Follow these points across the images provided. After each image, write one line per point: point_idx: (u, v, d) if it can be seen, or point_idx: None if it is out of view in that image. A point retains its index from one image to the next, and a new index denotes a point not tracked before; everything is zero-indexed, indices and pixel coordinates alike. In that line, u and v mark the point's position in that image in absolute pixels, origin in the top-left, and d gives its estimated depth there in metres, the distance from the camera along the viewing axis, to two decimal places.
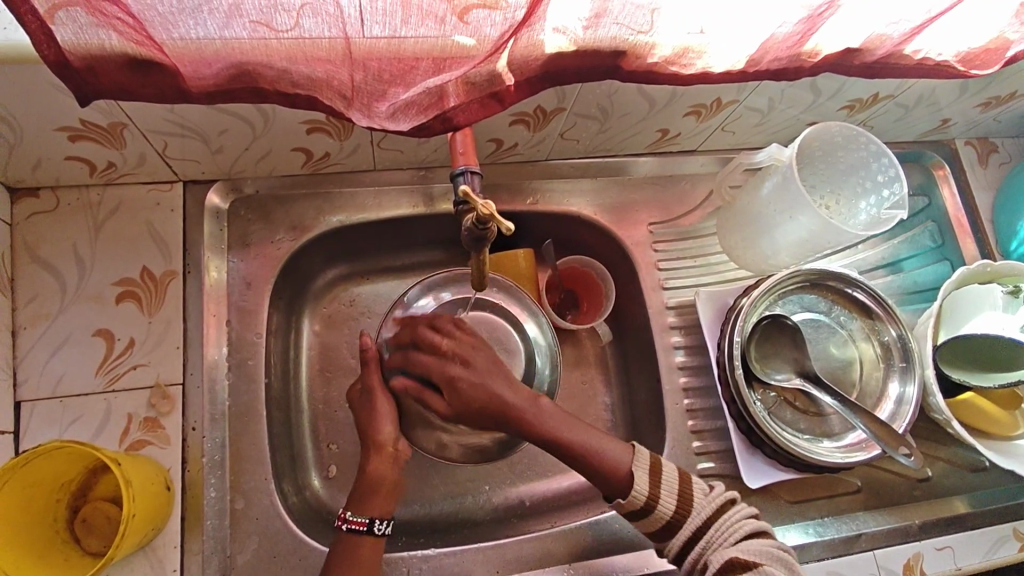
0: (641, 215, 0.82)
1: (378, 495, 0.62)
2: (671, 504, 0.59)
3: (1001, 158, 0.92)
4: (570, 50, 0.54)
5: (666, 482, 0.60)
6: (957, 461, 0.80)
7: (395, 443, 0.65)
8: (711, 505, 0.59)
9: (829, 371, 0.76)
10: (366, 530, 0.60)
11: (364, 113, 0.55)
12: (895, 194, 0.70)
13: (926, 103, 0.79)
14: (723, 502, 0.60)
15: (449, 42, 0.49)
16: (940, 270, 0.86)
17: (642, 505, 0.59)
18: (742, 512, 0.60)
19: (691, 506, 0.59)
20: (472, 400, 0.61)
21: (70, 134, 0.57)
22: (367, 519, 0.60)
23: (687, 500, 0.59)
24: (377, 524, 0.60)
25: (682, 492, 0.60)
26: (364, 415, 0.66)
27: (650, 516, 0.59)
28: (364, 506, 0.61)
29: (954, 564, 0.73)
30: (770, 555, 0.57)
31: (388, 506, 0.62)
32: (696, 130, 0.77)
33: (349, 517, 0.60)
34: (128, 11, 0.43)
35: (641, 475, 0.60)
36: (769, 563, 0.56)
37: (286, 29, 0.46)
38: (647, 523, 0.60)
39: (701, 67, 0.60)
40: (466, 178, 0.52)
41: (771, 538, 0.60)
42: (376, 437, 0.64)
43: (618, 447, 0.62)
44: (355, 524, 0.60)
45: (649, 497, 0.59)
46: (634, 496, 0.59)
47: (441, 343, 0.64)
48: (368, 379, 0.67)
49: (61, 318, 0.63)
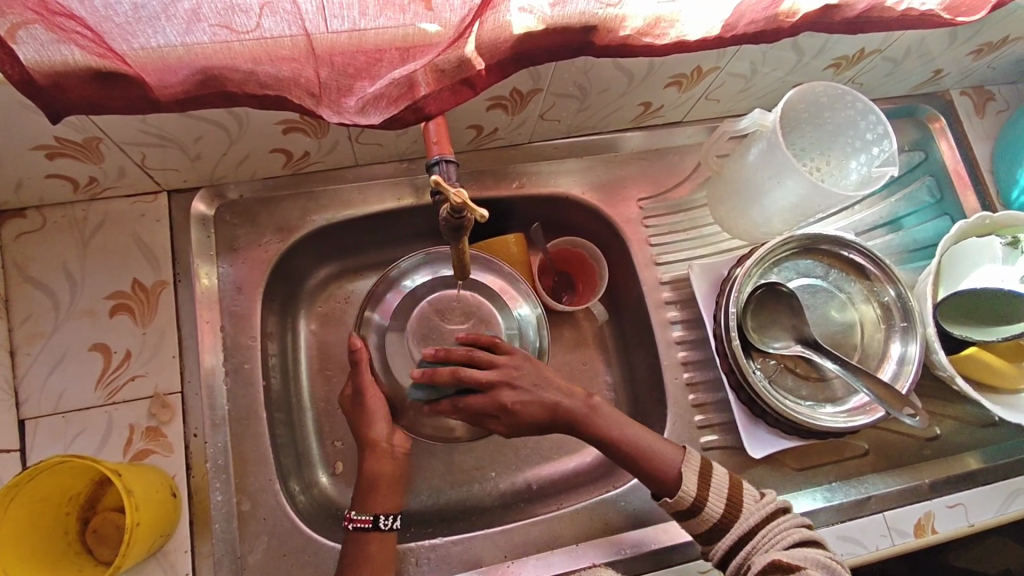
0: (630, 191, 0.81)
1: (379, 492, 0.63)
2: (720, 507, 0.60)
3: (998, 106, 0.89)
4: (539, 29, 0.53)
5: (714, 486, 0.61)
6: (968, 418, 0.78)
7: (388, 439, 0.65)
8: (761, 511, 0.60)
9: (829, 336, 0.75)
10: (373, 527, 0.61)
11: (334, 110, 0.54)
12: (886, 151, 0.68)
13: (916, 55, 0.76)
14: (774, 509, 0.61)
15: (412, 30, 0.49)
16: (940, 225, 0.84)
17: (690, 504, 0.60)
18: (793, 520, 0.60)
19: (740, 511, 0.60)
20: (531, 419, 0.62)
21: (48, 152, 0.58)
22: (372, 516, 0.62)
23: (736, 504, 0.60)
24: (382, 519, 0.61)
25: (731, 498, 0.61)
26: (355, 415, 0.66)
27: (698, 516, 0.60)
28: (369, 504, 0.63)
29: (967, 520, 0.73)
30: (815, 561, 0.56)
31: (393, 501, 0.64)
32: (680, 101, 0.76)
33: (354, 516, 0.62)
34: (86, 25, 0.43)
35: (690, 475, 0.61)
36: (812, 568, 0.56)
37: (248, 30, 0.46)
38: (694, 524, 0.61)
39: (676, 36, 0.58)
40: (441, 167, 0.51)
41: (823, 549, 0.59)
42: (368, 436, 0.65)
43: (666, 449, 0.63)
44: (360, 522, 0.61)
45: (698, 496, 0.60)
46: (682, 495, 0.60)
47: (485, 377, 0.61)
48: (358, 377, 0.66)
49: (57, 335, 0.63)
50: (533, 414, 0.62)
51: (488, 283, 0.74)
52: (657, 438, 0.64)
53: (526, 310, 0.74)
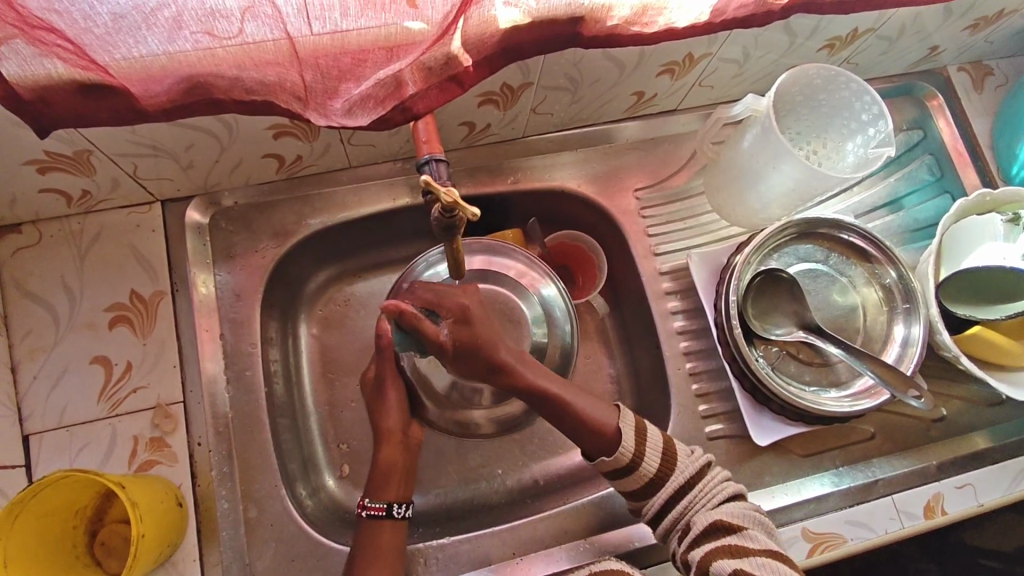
0: (626, 182, 0.80)
1: (391, 481, 0.65)
2: (656, 462, 0.60)
3: (997, 81, 0.88)
4: (525, 23, 0.53)
5: (651, 442, 0.61)
6: (974, 398, 0.78)
7: (404, 430, 0.67)
8: (695, 464, 0.61)
9: (831, 320, 0.75)
10: (387, 514, 0.62)
11: (321, 113, 0.54)
12: (882, 131, 0.67)
13: (911, 32, 0.75)
14: (704, 462, 0.62)
15: (395, 29, 0.48)
16: (941, 204, 0.84)
17: (628, 461, 0.61)
18: (721, 473, 0.62)
19: (676, 465, 0.61)
20: (479, 336, 0.61)
21: (39, 167, 0.57)
22: (386, 505, 0.63)
23: (670, 459, 0.61)
24: (396, 507, 0.63)
25: (666, 451, 0.61)
26: (375, 401, 0.68)
27: (634, 474, 0.61)
28: (380, 493, 0.64)
29: (976, 501, 0.73)
30: (751, 518, 0.59)
31: (403, 492, 0.65)
32: (673, 89, 0.75)
33: (368, 504, 0.63)
34: (66, 38, 0.43)
35: (627, 433, 0.61)
36: (751, 525, 0.58)
37: (230, 36, 0.46)
38: (629, 482, 0.61)
39: (664, 24, 0.58)
40: (432, 166, 0.51)
41: (746, 501, 0.62)
42: (382, 428, 0.66)
43: (602, 410, 0.63)
44: (374, 510, 0.62)
45: (636, 454, 0.60)
46: (620, 453, 0.61)
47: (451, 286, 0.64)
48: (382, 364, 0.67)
49: (57, 349, 0.64)
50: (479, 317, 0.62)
51: (509, 268, 0.76)
52: (598, 401, 0.65)
53: (552, 291, 0.76)
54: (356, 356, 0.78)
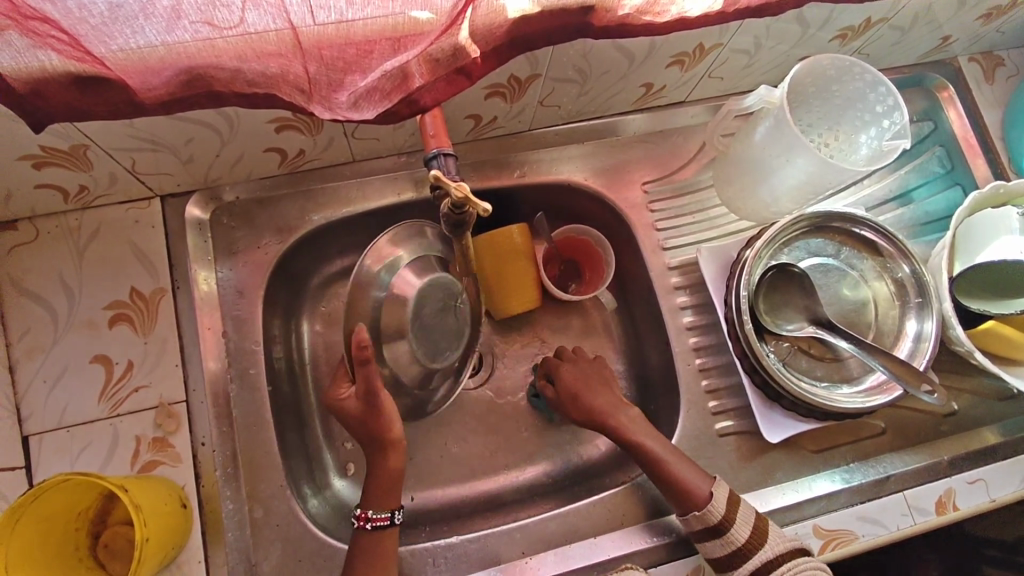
0: (633, 175, 0.79)
1: (393, 490, 0.63)
2: (746, 531, 0.60)
3: (1008, 71, 0.86)
4: (534, 12, 0.51)
5: (742, 513, 0.61)
6: (986, 392, 0.77)
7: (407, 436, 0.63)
8: (784, 544, 0.60)
9: (843, 315, 0.74)
10: (390, 523, 0.61)
11: (325, 106, 0.53)
12: (896, 124, 0.66)
13: (924, 22, 0.74)
14: (797, 545, 0.60)
15: (402, 19, 0.47)
16: (952, 197, 0.82)
17: (716, 522, 0.61)
18: (817, 562, 0.59)
19: (765, 540, 0.60)
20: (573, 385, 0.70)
21: (35, 162, 0.56)
22: (389, 513, 0.61)
23: (760, 534, 0.60)
24: (399, 516, 0.62)
25: (757, 524, 0.61)
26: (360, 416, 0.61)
27: (723, 536, 0.61)
28: (381, 501, 0.62)
29: (988, 496, 0.71)
30: None
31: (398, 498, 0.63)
32: (682, 80, 0.74)
33: (371, 516, 0.61)
34: (60, 28, 0.41)
35: (720, 495, 0.62)
36: None
37: (231, 25, 0.44)
38: (717, 545, 0.61)
39: (677, 13, 0.56)
40: (440, 161, 0.51)
41: None
42: (391, 435, 0.62)
43: (693, 471, 0.64)
44: (379, 520, 0.61)
45: (725, 517, 0.61)
46: (710, 511, 0.61)
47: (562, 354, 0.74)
48: (370, 376, 0.58)
49: (56, 348, 0.62)
50: (600, 374, 0.71)
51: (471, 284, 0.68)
52: (689, 462, 0.65)
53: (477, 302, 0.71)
54: None
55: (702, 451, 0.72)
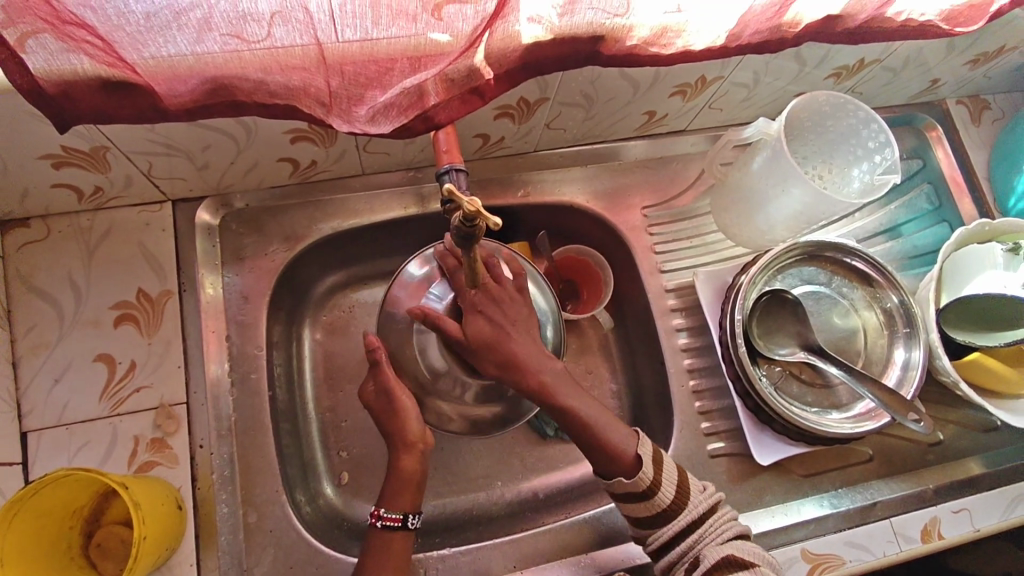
0: (634, 199, 0.81)
1: (407, 493, 0.63)
2: (671, 493, 0.60)
3: (994, 115, 0.90)
4: (547, 39, 0.54)
5: (667, 473, 0.60)
6: (970, 424, 0.79)
7: (423, 437, 0.64)
8: (708, 502, 0.61)
9: (833, 342, 0.76)
10: (401, 525, 0.61)
11: (344, 119, 0.55)
12: (888, 159, 0.69)
13: (914, 65, 0.77)
14: (715, 499, 0.61)
15: (423, 40, 0.49)
16: (940, 233, 0.85)
17: (646, 488, 0.59)
18: (730, 511, 0.62)
19: (688, 501, 0.60)
20: (483, 338, 0.61)
21: (54, 161, 0.57)
22: (401, 515, 0.61)
23: (684, 493, 0.60)
24: (411, 518, 0.61)
25: (681, 485, 0.61)
26: (381, 409, 0.65)
27: (649, 500, 0.59)
28: (396, 502, 0.62)
29: (972, 526, 0.73)
30: (760, 556, 0.58)
31: (416, 500, 0.63)
32: (684, 109, 0.76)
33: (383, 514, 0.61)
34: (96, 34, 0.43)
35: (647, 461, 0.60)
36: (761, 564, 0.58)
37: (259, 39, 0.46)
38: (641, 508, 0.60)
39: (682, 46, 0.59)
40: (451, 176, 0.52)
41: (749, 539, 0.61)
42: (405, 435, 0.63)
43: (621, 430, 0.62)
44: (390, 519, 0.61)
45: (653, 483, 0.59)
46: (640, 479, 0.59)
47: (486, 283, 0.63)
48: (382, 377, 0.64)
49: (61, 345, 0.63)
50: (521, 323, 0.63)
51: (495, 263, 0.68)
52: (616, 422, 0.63)
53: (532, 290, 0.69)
54: (358, 364, 0.78)
55: (694, 471, 0.73)
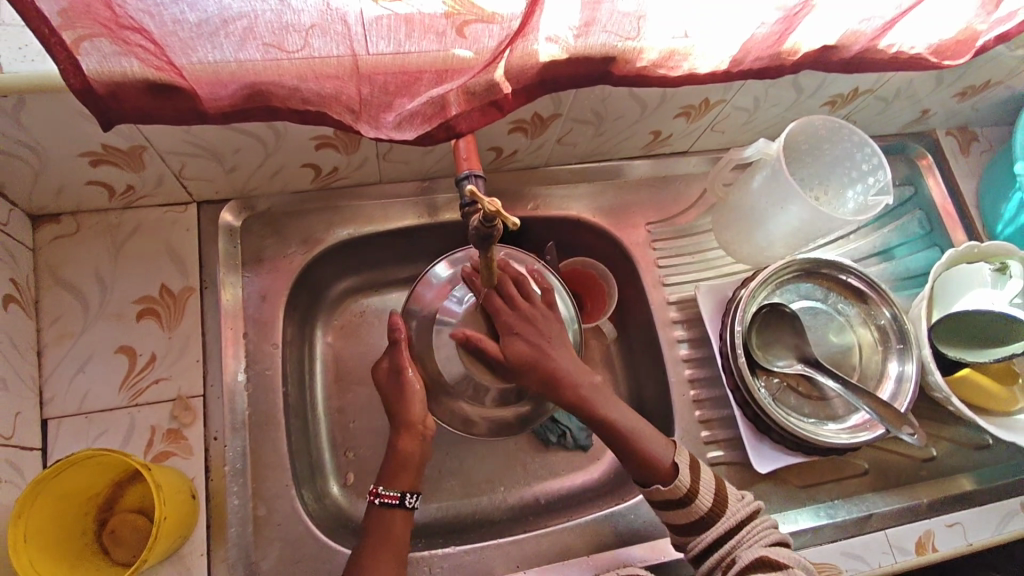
0: (638, 216, 0.85)
1: (407, 472, 0.64)
2: (708, 500, 0.61)
3: (981, 146, 0.95)
4: (562, 58, 0.58)
5: (704, 478, 0.62)
6: (962, 440, 0.81)
7: (424, 421, 0.66)
8: (746, 509, 0.62)
9: (829, 356, 0.78)
10: (399, 503, 0.62)
11: (373, 125, 0.58)
12: (880, 181, 0.72)
13: (905, 96, 0.82)
14: (754, 508, 0.63)
15: (450, 55, 0.53)
16: (931, 256, 0.89)
17: (682, 493, 0.61)
18: (769, 521, 0.62)
19: (727, 507, 0.61)
20: (522, 360, 0.65)
21: (92, 159, 0.60)
22: (399, 494, 0.62)
23: (722, 501, 0.62)
24: (409, 497, 0.62)
25: (718, 492, 0.62)
26: (393, 395, 0.66)
27: (687, 506, 0.61)
28: (391, 481, 0.63)
29: (966, 539, 0.75)
30: (796, 560, 0.58)
31: (415, 483, 0.64)
32: (687, 131, 0.80)
33: (381, 491, 0.62)
34: (150, 38, 0.46)
35: (683, 467, 0.62)
36: (795, 565, 0.58)
37: (298, 49, 0.50)
38: (677, 514, 0.62)
39: (688, 69, 0.63)
40: (471, 181, 0.56)
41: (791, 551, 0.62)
42: (406, 416, 0.65)
43: (659, 440, 0.64)
44: (387, 497, 0.62)
45: (690, 488, 0.61)
46: (677, 484, 0.61)
47: (520, 305, 0.66)
48: (400, 355, 0.67)
49: (85, 335, 0.65)
50: (559, 340, 0.67)
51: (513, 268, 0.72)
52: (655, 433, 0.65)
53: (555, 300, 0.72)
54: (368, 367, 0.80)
55: None
